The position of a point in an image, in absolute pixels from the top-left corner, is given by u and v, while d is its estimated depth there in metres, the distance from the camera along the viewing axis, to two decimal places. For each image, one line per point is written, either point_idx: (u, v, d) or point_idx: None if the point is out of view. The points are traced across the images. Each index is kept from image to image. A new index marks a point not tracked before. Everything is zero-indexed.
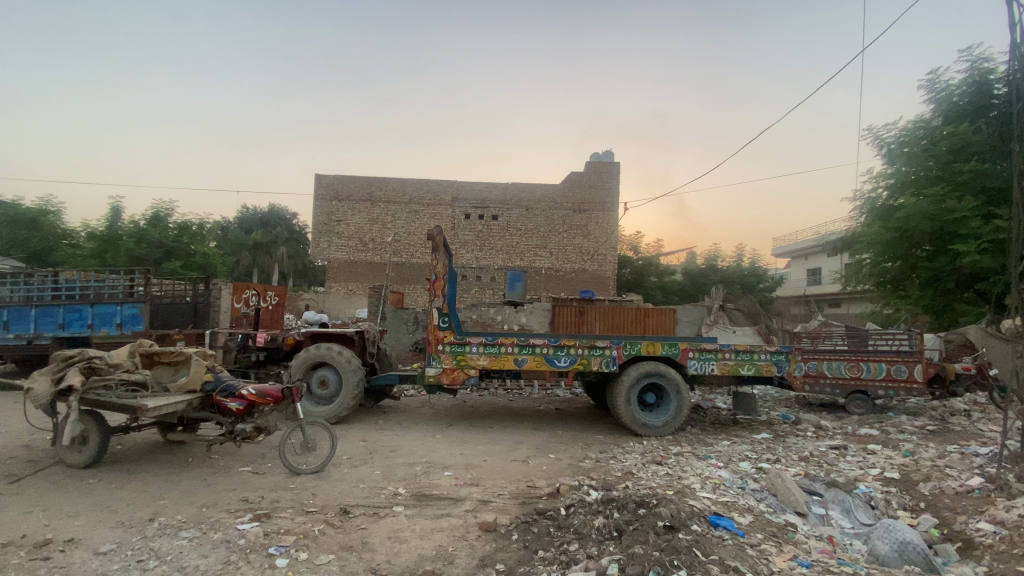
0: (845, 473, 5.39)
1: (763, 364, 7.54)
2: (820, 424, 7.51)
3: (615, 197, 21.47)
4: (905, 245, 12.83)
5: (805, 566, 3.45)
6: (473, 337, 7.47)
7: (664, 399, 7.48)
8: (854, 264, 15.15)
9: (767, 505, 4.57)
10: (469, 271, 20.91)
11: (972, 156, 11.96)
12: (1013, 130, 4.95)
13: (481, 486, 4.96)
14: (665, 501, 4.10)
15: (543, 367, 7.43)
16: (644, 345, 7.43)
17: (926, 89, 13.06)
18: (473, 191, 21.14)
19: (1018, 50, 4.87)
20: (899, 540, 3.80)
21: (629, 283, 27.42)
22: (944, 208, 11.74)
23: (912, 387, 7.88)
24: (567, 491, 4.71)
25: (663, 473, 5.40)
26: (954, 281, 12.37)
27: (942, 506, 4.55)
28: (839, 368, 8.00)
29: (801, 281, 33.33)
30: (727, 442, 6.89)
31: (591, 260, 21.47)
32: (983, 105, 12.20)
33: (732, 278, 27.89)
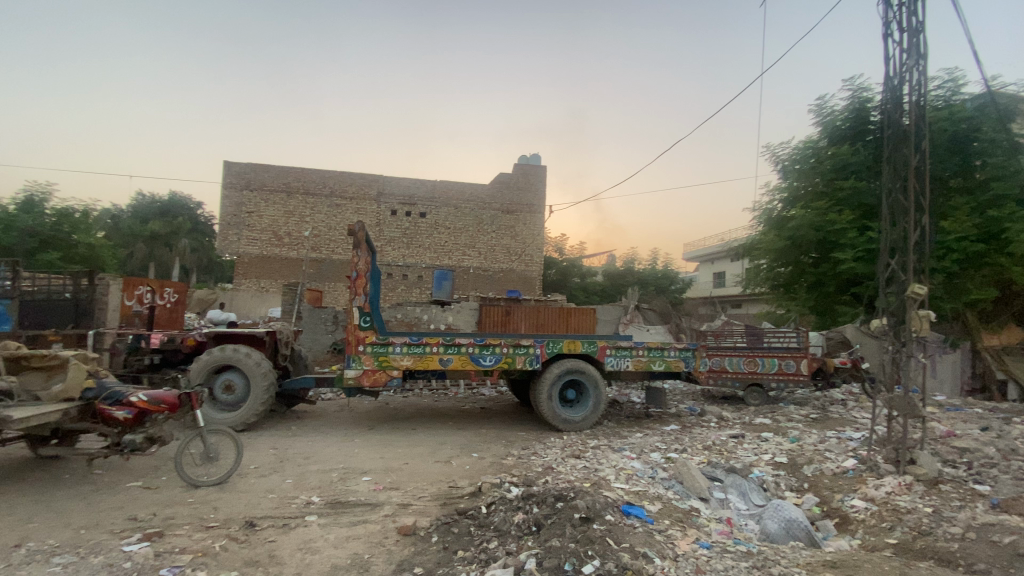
0: (743, 460, 5.89)
1: (672, 360, 8.04)
2: (722, 415, 8.17)
3: (542, 199, 21.90)
4: (795, 253, 14.27)
5: (705, 548, 3.72)
6: (396, 337, 7.28)
7: (584, 395, 7.74)
8: (753, 268, 16.62)
9: (674, 493, 4.88)
10: (394, 269, 20.38)
11: (851, 174, 13.37)
12: (884, 152, 5.71)
13: (401, 489, 4.85)
14: (582, 493, 4.25)
15: (467, 367, 7.41)
16: (565, 343, 7.62)
17: (815, 113, 14.55)
18: (400, 187, 20.62)
19: (890, 82, 5.64)
20: (787, 518, 4.20)
21: (554, 283, 28.06)
22: (828, 220, 13.18)
23: (800, 380, 8.76)
24: (488, 489, 4.74)
25: (581, 467, 5.59)
26: (834, 285, 13.95)
27: (823, 486, 5.10)
28: (739, 363, 8.66)
29: (708, 284, 36.01)
30: (640, 434, 7.26)
31: (518, 260, 21.73)
32: (862, 130, 13.76)
33: (648, 280, 29.52)
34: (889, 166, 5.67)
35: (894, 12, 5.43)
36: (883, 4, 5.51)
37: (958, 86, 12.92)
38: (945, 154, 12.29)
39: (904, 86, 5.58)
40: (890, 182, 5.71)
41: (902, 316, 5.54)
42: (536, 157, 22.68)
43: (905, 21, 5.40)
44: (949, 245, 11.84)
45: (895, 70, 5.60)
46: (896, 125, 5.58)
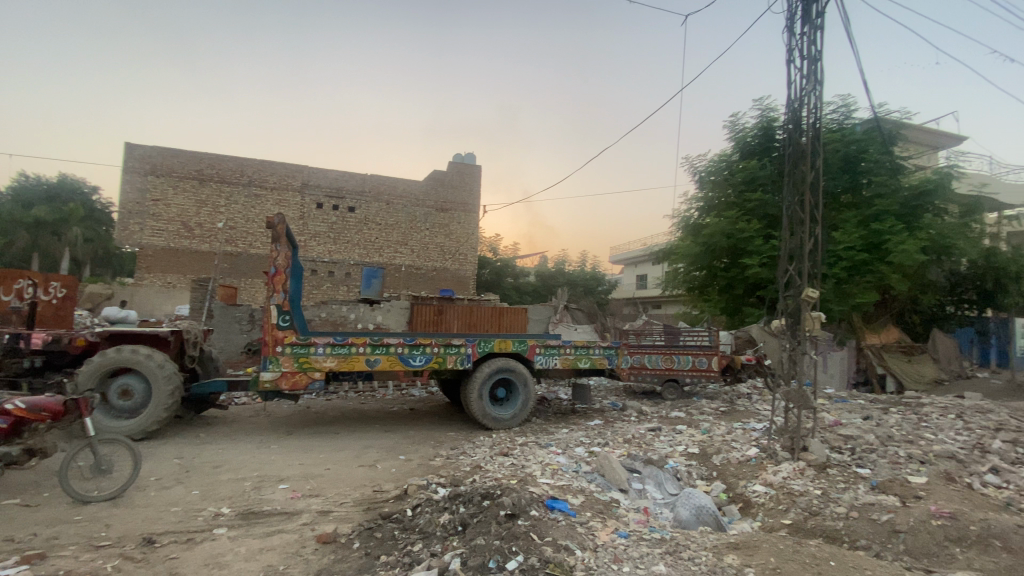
0: (659, 451, 6.24)
1: (597, 358, 8.35)
2: (642, 409, 8.63)
3: (476, 198, 21.88)
4: (709, 257, 15.32)
5: (623, 537, 3.90)
6: (319, 337, 6.97)
7: (513, 393, 7.84)
8: (671, 272, 17.60)
9: (596, 485, 5.07)
10: (319, 265, 19.47)
11: (759, 187, 14.58)
12: (786, 168, 6.26)
13: (322, 496, 4.66)
14: (508, 490, 4.31)
15: (395, 367, 7.26)
16: (496, 342, 7.69)
17: (730, 129, 15.70)
18: (326, 179, 19.72)
19: (792, 104, 6.20)
20: (697, 505, 4.51)
21: (487, 283, 27.84)
22: (737, 228, 14.27)
23: (711, 376, 9.42)
24: (414, 491, 4.68)
25: (508, 464, 5.66)
26: (742, 287, 15.17)
27: (729, 474, 5.53)
28: (656, 361, 9.28)
29: (632, 286, 37.71)
30: (566, 430, 7.49)
31: (451, 259, 21.56)
32: (768, 146, 15.06)
33: (577, 281, 30.47)
34: (790, 182, 6.25)
35: (797, 41, 5.98)
36: (787, 32, 6.04)
37: (849, 111, 14.49)
38: (837, 172, 13.74)
39: (804, 109, 6.17)
40: (790, 196, 6.29)
41: (798, 317, 6.12)
42: (470, 156, 22.61)
43: (806, 50, 5.95)
44: (839, 253, 13.24)
45: (795, 94, 6.17)
46: (795, 144, 6.15)
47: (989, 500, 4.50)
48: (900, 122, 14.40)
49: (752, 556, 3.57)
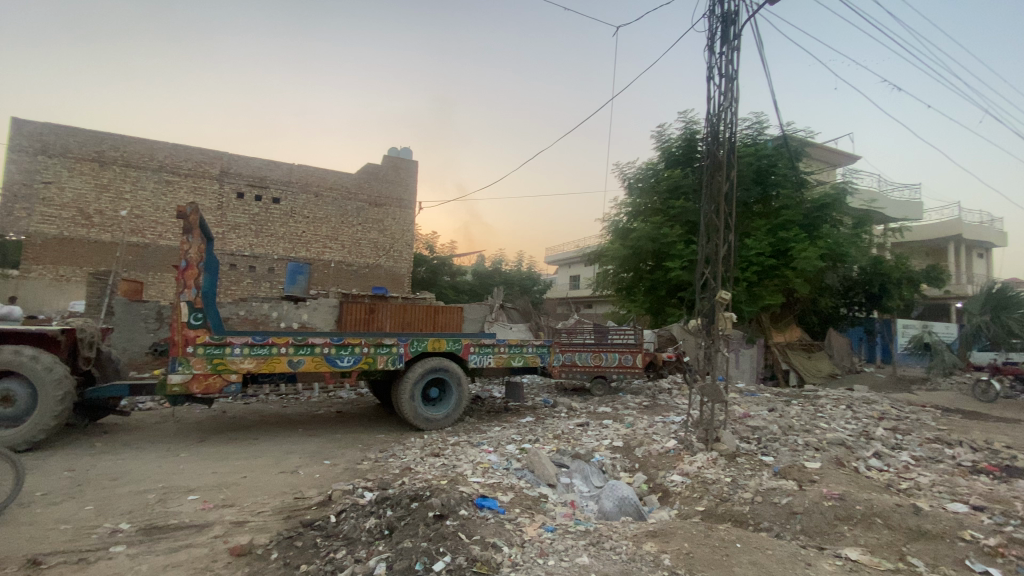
0: (586, 446, 6.46)
1: (529, 356, 8.51)
2: (571, 406, 8.89)
3: (411, 194, 21.48)
4: (636, 260, 16.05)
5: (549, 531, 4.00)
6: (235, 337, 6.55)
7: (446, 392, 7.78)
8: (602, 273, 18.24)
9: (526, 482, 5.17)
10: (239, 259, 18.25)
11: (682, 195, 15.46)
12: (704, 179, 6.69)
13: (238, 506, 4.38)
14: (437, 491, 4.28)
15: (321, 368, 6.98)
16: (430, 342, 7.61)
17: (657, 138, 16.53)
18: (248, 167, 18.51)
19: (712, 119, 6.63)
20: (620, 497, 4.72)
21: (423, 282, 26.91)
22: (662, 233, 15.05)
23: (636, 372, 9.84)
24: (339, 497, 4.53)
25: (438, 464, 5.62)
26: (664, 288, 16.05)
27: (650, 465, 5.83)
28: (585, 358, 9.75)
29: (566, 285, 38.67)
30: (498, 428, 7.55)
31: (384, 256, 20.99)
32: (690, 157, 16.02)
33: (513, 280, 30.83)
34: (708, 191, 6.70)
35: (716, 59, 6.39)
36: (707, 51, 6.44)
37: (761, 128, 15.72)
38: (750, 184, 14.87)
39: (721, 124, 6.61)
40: (708, 205, 6.72)
41: (712, 317, 6.57)
42: (406, 150, 22.13)
43: (724, 69, 6.38)
44: (750, 259, 14.33)
45: (714, 110, 6.60)
46: (713, 157, 6.58)
47: (871, 481, 5.08)
48: (804, 140, 15.83)
49: (668, 543, 3.79)
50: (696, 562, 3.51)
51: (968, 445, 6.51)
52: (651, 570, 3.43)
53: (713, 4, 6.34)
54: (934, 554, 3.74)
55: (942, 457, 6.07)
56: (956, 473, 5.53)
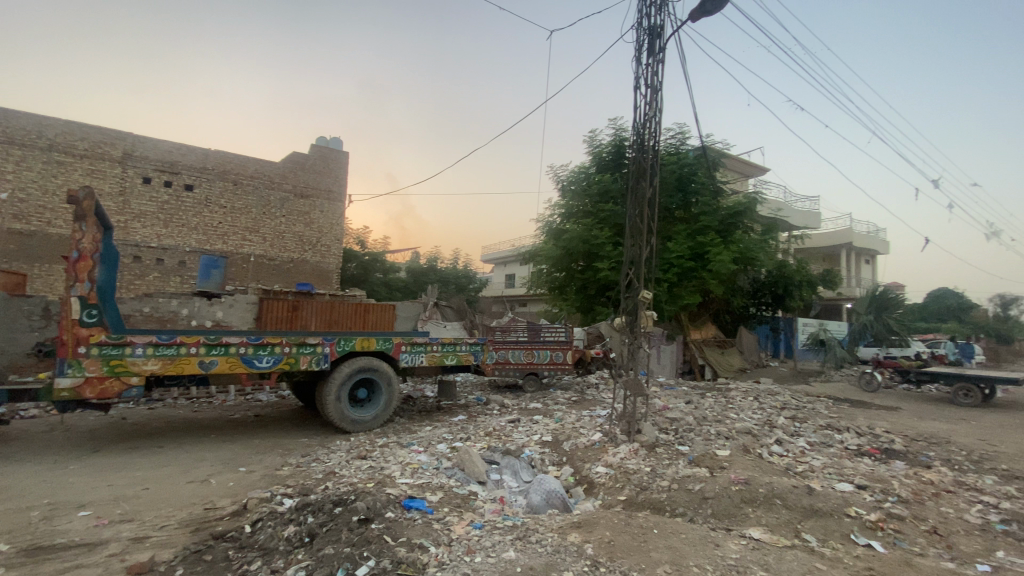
0: (517, 442, 6.56)
1: (462, 355, 8.49)
2: (503, 403, 8.98)
3: (341, 186, 20.65)
4: (568, 260, 16.46)
5: (478, 528, 4.03)
6: (137, 336, 5.98)
7: (375, 393, 7.56)
8: (535, 272, 18.53)
9: (455, 480, 5.16)
10: (145, 250, 16.66)
11: (610, 199, 16.07)
12: (631, 185, 6.99)
13: (138, 520, 4.02)
14: (362, 494, 4.17)
15: (237, 370, 6.55)
16: (358, 341, 7.36)
17: (589, 143, 17.06)
18: (157, 150, 16.95)
19: (638, 128, 6.94)
20: (547, 490, 4.83)
21: (354, 278, 25.86)
22: (593, 235, 15.56)
23: (566, 369, 10.17)
24: (255, 505, 4.28)
25: (366, 467, 5.47)
26: (594, 288, 16.59)
27: (577, 458, 6.02)
28: (518, 355, 9.86)
29: (501, 284, 38.89)
30: (429, 427, 7.47)
31: (311, 250, 20.04)
32: (618, 163, 16.69)
33: (447, 278, 30.53)
34: (633, 196, 7.02)
35: (643, 70, 6.69)
36: (634, 62, 6.73)
37: (683, 138, 16.69)
38: (672, 191, 15.77)
39: (646, 133, 6.95)
40: (633, 210, 7.03)
41: (635, 316, 6.90)
42: (335, 141, 21.20)
43: (649, 80, 6.70)
44: (672, 261, 15.19)
45: (641, 119, 6.92)
46: (638, 164, 6.90)
47: (772, 466, 5.57)
48: (722, 151, 16.99)
49: (591, 533, 3.94)
50: (616, 549, 3.68)
51: (854, 431, 7.32)
52: (575, 560, 3.56)
53: (641, 17, 6.64)
54: (824, 531, 4.17)
55: (833, 442, 6.77)
56: (844, 456, 6.21)
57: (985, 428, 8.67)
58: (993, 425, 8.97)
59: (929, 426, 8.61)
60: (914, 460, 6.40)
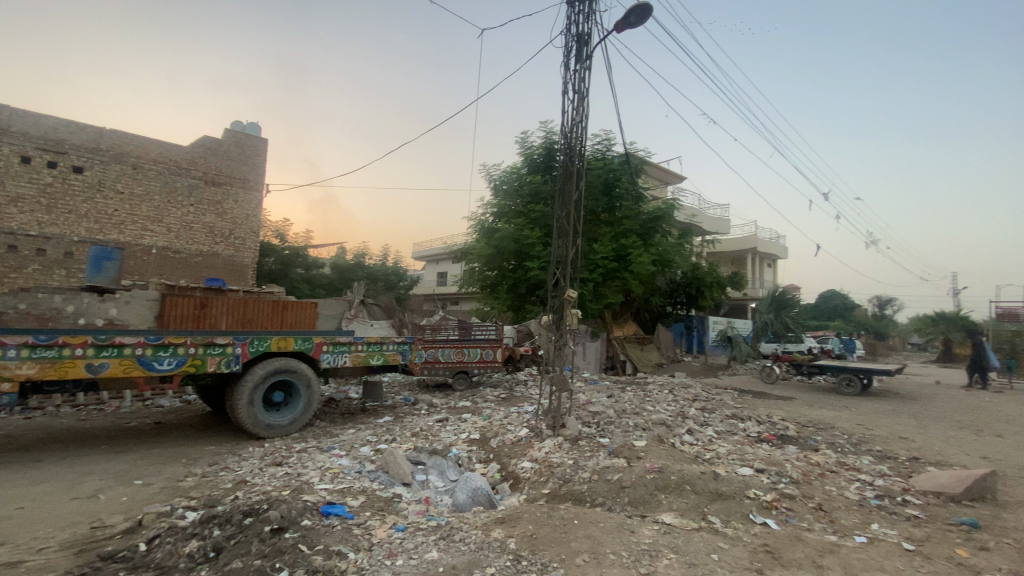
0: (444, 441, 6.52)
1: (389, 354, 8.29)
2: (432, 402, 8.88)
3: (259, 176, 19.34)
4: (499, 259, 16.58)
5: (400, 531, 3.95)
6: (8, 337, 5.27)
7: (293, 396, 7.17)
8: (468, 271, 18.48)
9: (379, 483, 5.03)
10: (21, 239, 14.66)
11: (541, 200, 16.38)
12: (559, 187, 7.16)
13: (8, 545, 3.53)
14: (276, 503, 3.95)
15: (133, 373, 5.95)
16: (274, 341, 6.96)
17: (520, 144, 17.28)
18: (38, 126, 14.99)
19: (567, 132, 7.13)
20: (473, 488, 4.84)
21: (272, 274, 24.35)
22: (523, 235, 15.78)
23: (496, 366, 10.22)
24: (153, 521, 3.92)
25: (281, 474, 5.19)
26: (525, 287, 16.82)
27: (504, 454, 6.09)
28: (448, 354, 9.77)
29: (432, 282, 38.32)
30: (352, 430, 7.22)
31: (223, 243, 18.58)
32: (549, 165, 17.05)
33: (375, 275, 29.60)
34: (560, 199, 7.21)
35: (571, 75, 6.87)
36: (563, 67, 6.90)
37: (609, 144, 17.37)
38: (598, 194, 16.39)
39: (574, 137, 7.15)
40: (560, 212, 7.22)
41: (561, 314, 7.11)
42: (253, 126, 19.84)
43: (577, 86, 6.90)
44: (597, 262, 15.77)
45: (569, 123, 7.12)
46: (565, 167, 7.10)
47: (684, 454, 5.96)
48: (644, 158, 17.86)
49: (515, 528, 4.01)
50: (538, 542, 3.77)
51: (755, 419, 8.00)
52: (498, 555, 3.60)
53: (569, 24, 6.82)
54: (727, 512, 4.53)
55: (737, 430, 7.36)
56: (746, 443, 6.77)
57: (862, 414, 9.83)
58: (868, 411, 10.19)
59: (818, 414, 9.61)
60: (804, 444, 7.12)
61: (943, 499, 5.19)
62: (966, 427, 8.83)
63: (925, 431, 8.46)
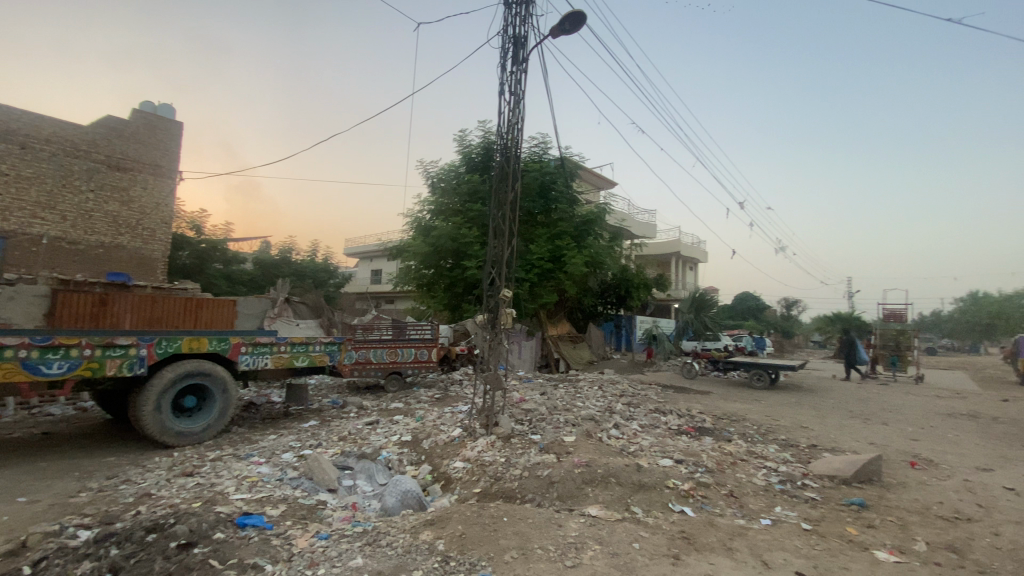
0: (373, 444, 6.36)
1: (316, 355, 7.96)
2: (362, 404, 8.61)
3: (172, 162, 17.78)
4: (436, 257, 16.39)
5: (324, 539, 3.80)
6: None
7: (206, 401, 6.67)
8: (404, 269, 18.07)
9: (302, 491, 4.81)
10: None
11: (479, 199, 16.36)
12: (496, 188, 7.19)
13: None
14: (185, 516, 3.68)
15: (14, 378, 5.32)
16: (185, 342, 6.46)
17: (459, 142, 17.19)
18: None
19: (505, 134, 7.16)
20: (403, 490, 4.75)
21: (187, 269, 22.53)
22: (460, 234, 15.67)
23: (430, 366, 10.15)
24: (37, 542, 3.51)
25: (192, 485, 4.82)
26: (462, 286, 16.72)
27: (435, 455, 6.02)
28: (381, 354, 9.52)
29: (365, 280, 37.13)
30: (274, 436, 6.84)
31: (129, 234, 16.92)
32: (487, 165, 17.08)
33: (303, 272, 28.22)
34: (496, 199, 7.24)
35: (508, 77, 6.92)
36: (500, 68, 6.92)
37: (545, 148, 17.69)
38: (535, 196, 16.66)
39: (510, 139, 7.21)
40: (496, 212, 7.24)
41: (496, 314, 7.15)
42: (166, 107, 18.25)
43: (513, 87, 6.96)
44: (533, 262, 16.00)
45: (507, 123, 7.15)
46: (501, 168, 7.15)
47: (611, 448, 6.19)
48: (579, 162, 18.34)
49: (444, 529, 3.98)
50: (467, 542, 3.77)
51: (676, 413, 8.48)
52: (426, 558, 3.56)
53: (506, 25, 6.87)
54: (648, 502, 4.77)
55: (659, 424, 7.77)
56: (667, 435, 7.16)
57: (770, 406, 10.71)
58: (774, 404, 11.12)
59: (732, 407, 10.35)
60: (719, 435, 7.64)
61: (837, 482, 5.77)
62: (857, 417, 9.87)
63: (823, 421, 9.36)
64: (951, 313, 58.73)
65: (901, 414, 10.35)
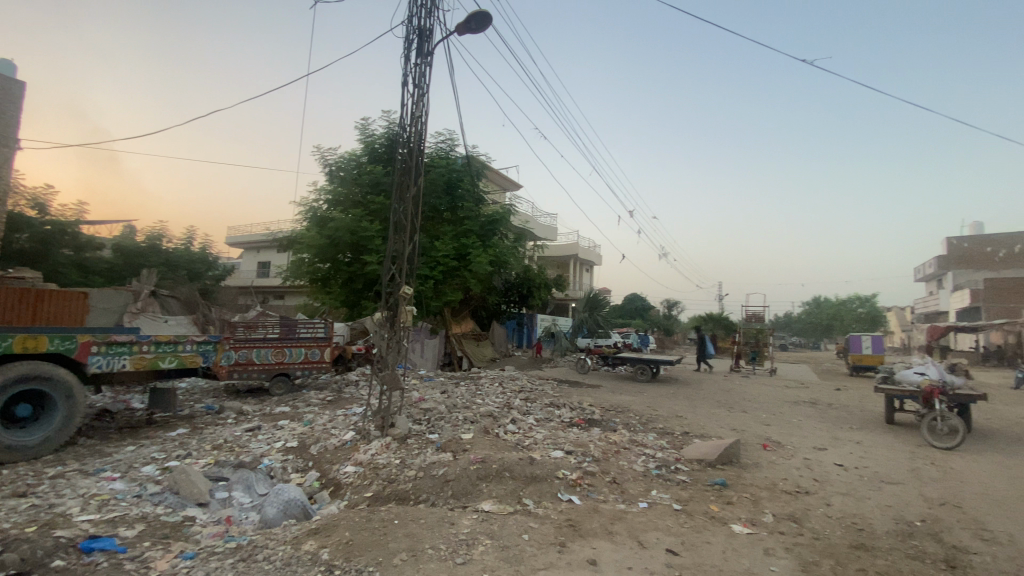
0: (253, 452, 5.90)
1: (186, 356, 7.19)
2: (241, 410, 7.93)
3: (9, 127, 14.94)
4: (333, 251, 15.58)
5: (190, 558, 3.44)
6: None
7: (45, 409, 5.71)
8: (295, 261, 16.84)
9: (165, 508, 4.33)
10: None
11: (381, 192, 15.83)
12: (397, 182, 7.01)
13: None
14: (10, 546, 3.14)
15: None
16: (18, 340, 5.56)
17: (360, 131, 16.46)
18: None
19: (408, 127, 6.99)
20: (285, 500, 4.46)
21: (23, 255, 19.03)
22: (361, 227, 15.01)
23: (322, 367, 9.61)
24: None
25: (24, 507, 4.12)
26: (362, 281, 16.07)
27: (324, 461, 5.75)
28: (265, 355, 8.83)
29: (251, 273, 34.04)
30: (133, 447, 6.06)
31: None
32: (389, 157, 16.56)
33: (175, 262, 25.16)
34: (398, 193, 7.07)
35: (412, 69, 6.76)
36: (404, 58, 6.76)
37: (452, 144, 17.57)
38: (441, 191, 16.49)
39: (413, 132, 7.05)
40: (399, 206, 7.05)
41: (396, 312, 6.98)
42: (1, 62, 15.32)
43: (417, 80, 6.82)
44: (437, 259, 15.83)
45: (410, 115, 6.98)
46: (404, 162, 6.98)
47: (506, 443, 6.34)
48: (484, 162, 18.47)
49: (330, 537, 3.82)
50: (354, 548, 3.65)
51: (568, 407, 8.91)
52: (309, 569, 3.39)
53: (410, 16, 6.72)
54: (539, 493, 4.96)
55: (553, 417, 8.12)
56: (560, 428, 7.51)
57: (652, 398, 11.65)
58: (656, 396, 12.12)
59: (619, 399, 11.09)
60: (607, 426, 8.17)
61: (704, 464, 6.45)
62: (723, 406, 11.10)
63: (695, 410, 10.40)
64: (800, 313, 68.09)
65: (758, 402, 11.84)
